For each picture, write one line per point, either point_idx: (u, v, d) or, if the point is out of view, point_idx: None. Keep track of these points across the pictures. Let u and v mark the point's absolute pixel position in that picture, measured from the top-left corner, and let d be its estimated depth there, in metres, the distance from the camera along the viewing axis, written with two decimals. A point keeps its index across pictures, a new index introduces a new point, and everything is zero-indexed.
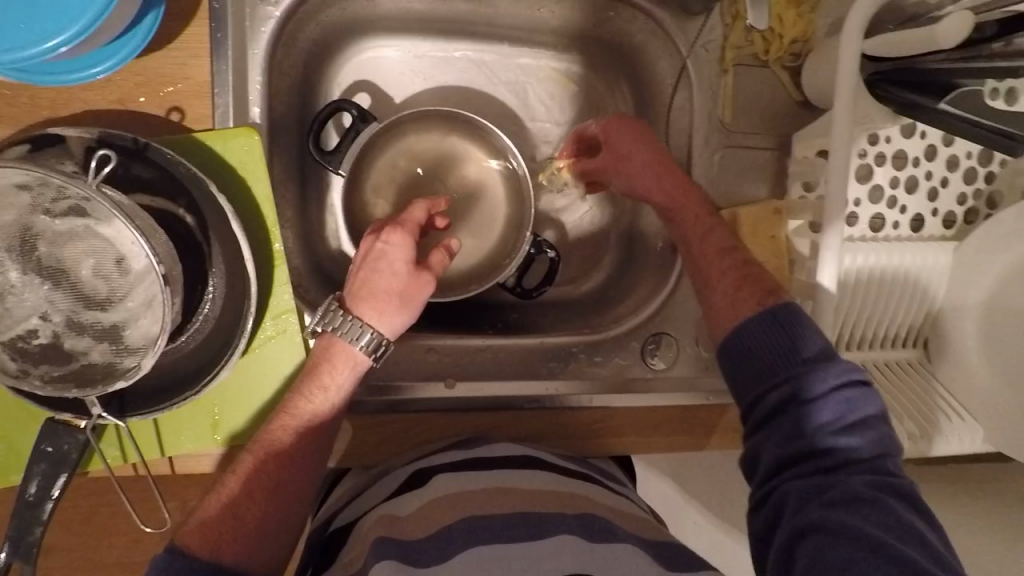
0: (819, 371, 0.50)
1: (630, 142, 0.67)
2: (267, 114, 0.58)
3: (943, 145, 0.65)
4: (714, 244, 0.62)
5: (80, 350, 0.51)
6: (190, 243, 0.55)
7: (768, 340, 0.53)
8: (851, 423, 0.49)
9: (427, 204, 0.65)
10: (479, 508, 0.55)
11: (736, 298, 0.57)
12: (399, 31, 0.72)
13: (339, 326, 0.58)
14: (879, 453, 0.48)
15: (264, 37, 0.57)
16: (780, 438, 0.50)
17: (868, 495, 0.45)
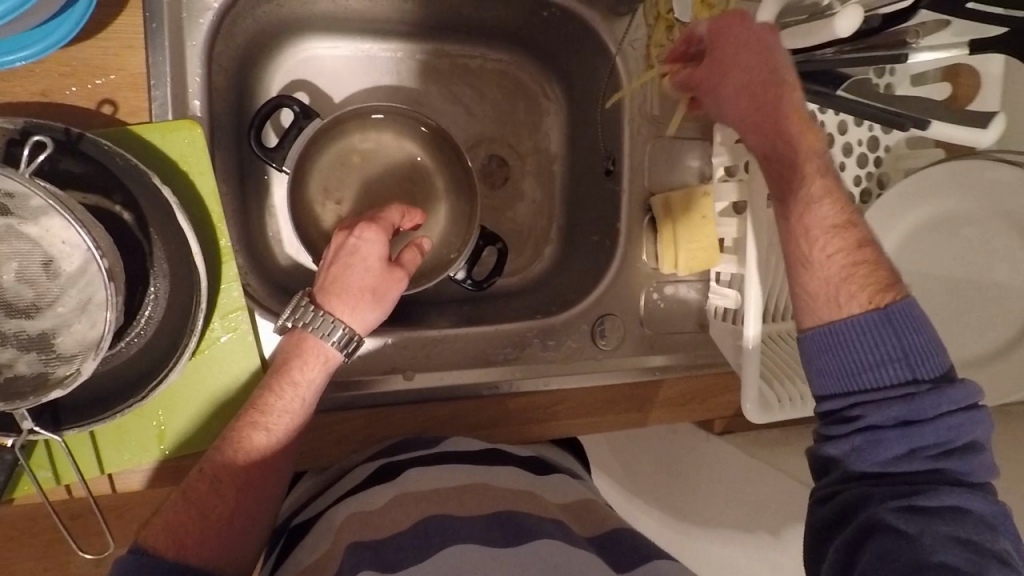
0: (930, 395, 0.47)
1: (750, 53, 0.54)
2: (209, 108, 0.55)
3: (838, 133, 0.66)
4: (817, 219, 0.52)
5: (5, 362, 0.48)
6: (130, 241, 0.51)
7: (885, 351, 0.48)
8: (955, 443, 0.47)
9: (404, 209, 0.62)
10: (453, 507, 0.53)
11: (842, 291, 0.51)
12: (334, 30, 0.70)
13: (311, 321, 0.54)
14: (979, 473, 0.47)
15: (202, 30, 0.53)
16: (878, 454, 0.47)
17: (958, 517, 0.45)
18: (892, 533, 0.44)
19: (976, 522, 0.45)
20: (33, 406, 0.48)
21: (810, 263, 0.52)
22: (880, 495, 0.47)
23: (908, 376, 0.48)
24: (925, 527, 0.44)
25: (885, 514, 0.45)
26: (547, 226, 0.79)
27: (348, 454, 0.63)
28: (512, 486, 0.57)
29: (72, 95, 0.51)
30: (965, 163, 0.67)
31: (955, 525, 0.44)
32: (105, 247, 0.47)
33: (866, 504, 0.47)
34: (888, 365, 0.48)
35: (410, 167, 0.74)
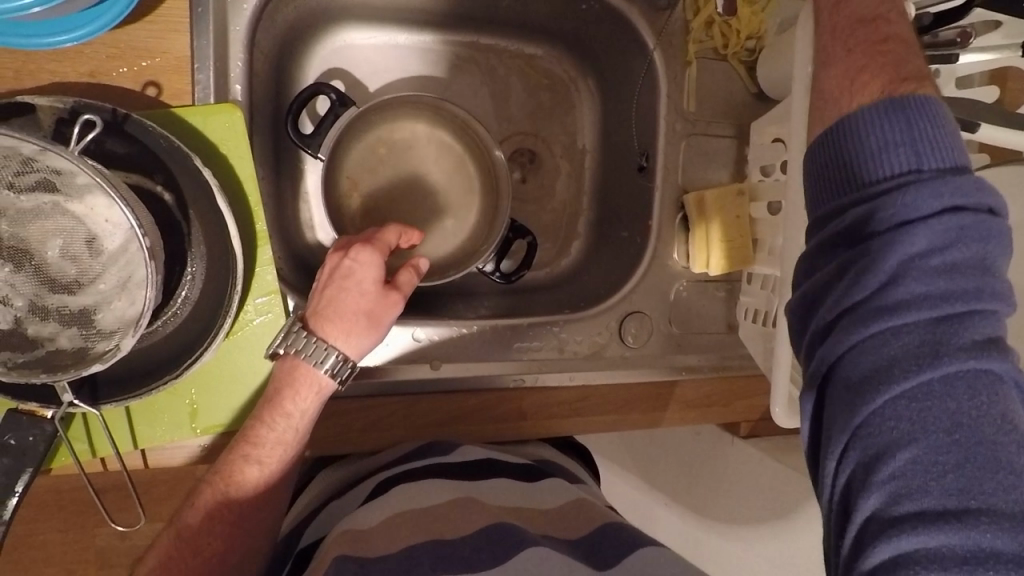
0: (930, 189, 0.38)
1: None
2: (249, 93, 0.56)
3: None
4: (845, 15, 0.47)
5: (46, 336, 0.49)
6: (170, 222, 0.52)
7: (882, 139, 0.40)
8: (963, 261, 0.37)
9: (403, 229, 0.58)
10: (444, 531, 0.54)
11: (856, 79, 0.44)
12: (373, 19, 0.71)
13: (302, 349, 0.52)
14: (991, 300, 0.37)
15: (246, 15, 0.54)
16: (871, 277, 0.38)
17: (958, 369, 0.35)
18: (873, 400, 0.36)
19: (979, 374, 0.35)
20: (73, 377, 0.49)
21: (830, 59, 0.47)
22: (867, 340, 0.38)
23: (911, 168, 0.39)
24: (912, 383, 0.36)
25: (867, 366, 0.37)
26: (577, 221, 0.78)
27: (368, 442, 0.64)
28: (506, 502, 0.58)
29: (118, 77, 0.52)
30: (1014, 171, 0.65)
31: (951, 383, 0.35)
32: (147, 227, 0.48)
33: (849, 351, 0.38)
34: (885, 157, 0.40)
35: (441, 157, 0.74)
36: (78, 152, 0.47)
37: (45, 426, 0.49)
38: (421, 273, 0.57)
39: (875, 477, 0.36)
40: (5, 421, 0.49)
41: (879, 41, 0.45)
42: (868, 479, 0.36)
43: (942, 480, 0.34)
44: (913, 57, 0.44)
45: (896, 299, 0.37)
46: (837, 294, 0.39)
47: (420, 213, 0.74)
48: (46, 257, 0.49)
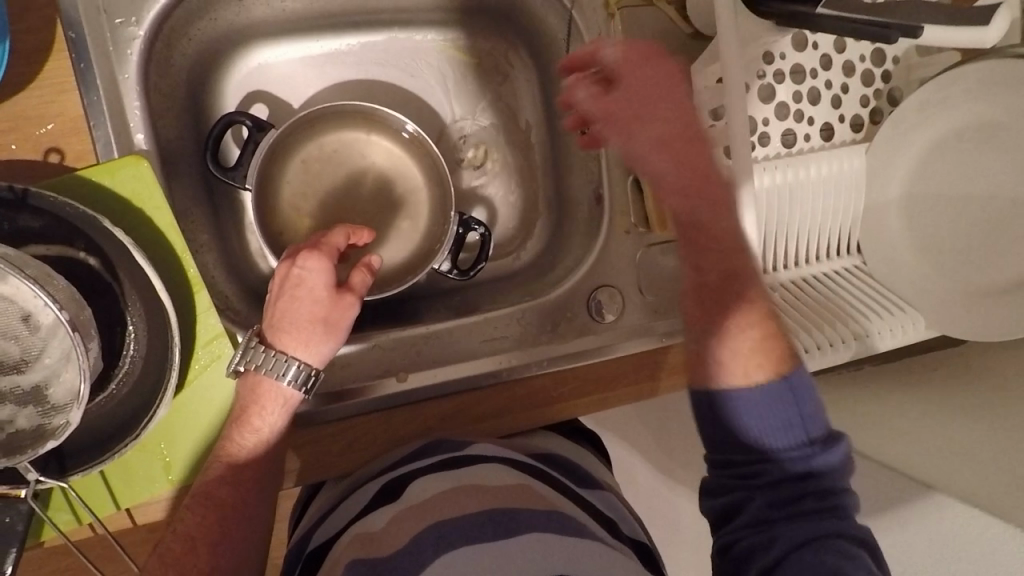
0: (814, 453, 0.45)
1: (648, 104, 0.57)
2: (154, 139, 0.54)
3: (835, 54, 0.68)
4: (699, 232, 0.54)
5: (5, 419, 0.50)
6: (100, 286, 0.51)
7: (777, 410, 0.46)
8: (829, 475, 0.46)
9: (350, 229, 0.57)
10: (453, 509, 0.50)
11: (720, 300, 0.51)
12: (282, 35, 0.68)
13: (260, 362, 0.51)
14: (852, 510, 0.45)
15: (133, 61, 0.52)
16: (761, 489, 0.46)
17: (838, 549, 0.42)
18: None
19: (855, 551, 0.42)
20: (34, 457, 0.50)
21: (692, 277, 0.53)
22: (767, 534, 0.44)
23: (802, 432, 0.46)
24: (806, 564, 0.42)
25: (773, 555, 0.43)
26: (534, 200, 0.75)
27: (353, 465, 0.62)
28: (507, 481, 0.53)
29: (17, 150, 0.51)
30: (961, 72, 0.65)
31: (833, 556, 0.42)
32: (65, 295, 0.46)
33: (760, 552, 0.44)
34: (782, 429, 0.46)
35: (382, 162, 0.72)
36: None
37: (19, 506, 0.50)
38: (374, 272, 0.56)
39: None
40: None
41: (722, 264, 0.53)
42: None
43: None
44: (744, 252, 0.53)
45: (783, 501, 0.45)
46: (740, 498, 0.46)
47: (372, 223, 0.72)
48: None
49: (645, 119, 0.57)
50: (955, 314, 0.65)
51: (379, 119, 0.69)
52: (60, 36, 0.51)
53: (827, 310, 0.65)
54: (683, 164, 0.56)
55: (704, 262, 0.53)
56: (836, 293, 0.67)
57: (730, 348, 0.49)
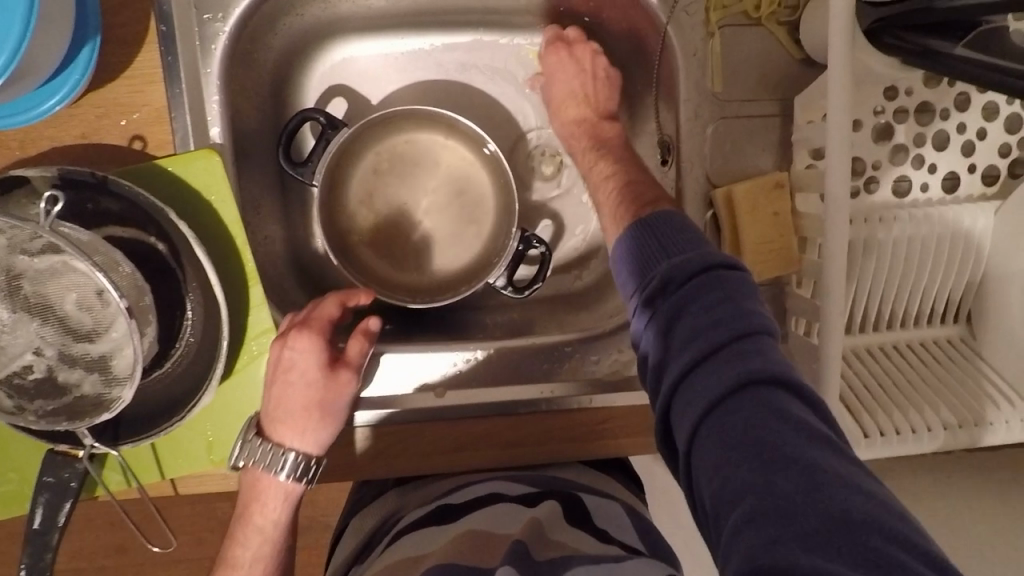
0: (682, 289, 0.42)
1: (570, 73, 0.64)
2: (229, 132, 0.56)
3: (974, 93, 0.58)
4: (608, 176, 0.58)
5: (73, 383, 0.52)
6: (164, 270, 0.53)
7: (648, 254, 0.45)
8: (721, 306, 0.40)
9: (341, 295, 0.57)
10: (454, 552, 0.48)
11: (615, 216, 0.53)
12: (368, 32, 0.67)
13: (258, 458, 0.53)
14: (747, 324, 0.39)
15: (216, 56, 0.55)
16: (651, 339, 0.43)
17: (753, 395, 0.36)
18: (686, 424, 0.38)
19: (772, 399, 0.36)
20: (93, 422, 0.53)
21: (599, 213, 0.56)
22: (682, 399, 0.39)
23: (669, 266, 0.43)
24: (719, 422, 0.36)
25: (688, 425, 0.38)
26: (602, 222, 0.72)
27: (381, 473, 0.61)
28: (522, 529, 0.51)
29: (106, 135, 0.54)
30: None
31: (747, 412, 0.36)
32: (127, 282, 0.49)
33: (668, 414, 0.40)
34: (653, 267, 0.44)
35: (453, 167, 0.70)
36: (54, 220, 0.48)
37: (77, 465, 0.54)
38: (372, 336, 0.57)
39: (728, 511, 0.33)
40: (45, 461, 0.54)
41: (625, 185, 0.55)
42: (724, 516, 0.33)
43: (777, 504, 0.32)
44: (653, 184, 0.55)
45: (691, 359, 0.39)
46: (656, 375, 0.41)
47: (435, 229, 0.71)
48: (64, 309, 0.50)
49: (559, 85, 0.65)
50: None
51: (453, 125, 0.67)
52: (152, 29, 0.53)
53: (916, 391, 0.58)
54: (602, 129, 0.63)
55: (606, 193, 0.57)
56: (931, 369, 0.60)
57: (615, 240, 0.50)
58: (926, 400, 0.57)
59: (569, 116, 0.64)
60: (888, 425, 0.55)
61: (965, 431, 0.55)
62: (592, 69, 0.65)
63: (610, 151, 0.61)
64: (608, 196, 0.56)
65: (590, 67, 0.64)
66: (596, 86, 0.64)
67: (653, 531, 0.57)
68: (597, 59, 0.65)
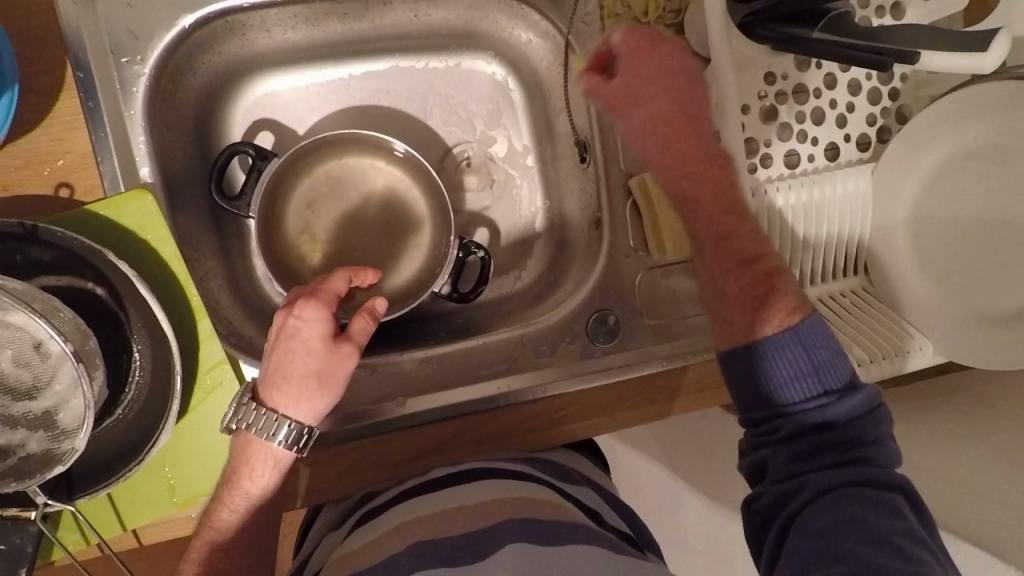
0: (834, 405, 0.46)
1: (653, 79, 0.59)
2: (160, 171, 0.56)
3: (839, 73, 0.66)
4: (728, 250, 0.54)
5: (17, 443, 0.50)
6: (106, 316, 0.53)
7: (795, 366, 0.47)
8: (861, 428, 0.46)
9: (350, 272, 0.57)
10: (435, 531, 0.51)
11: (759, 311, 0.51)
12: (286, 65, 0.69)
13: (254, 421, 0.51)
14: (881, 454, 0.45)
15: (138, 98, 0.55)
16: (782, 440, 0.47)
17: (873, 500, 0.43)
18: (801, 507, 0.44)
19: (891, 507, 0.43)
20: (43, 481, 0.50)
21: (725, 295, 0.53)
22: (797, 486, 0.45)
23: (823, 389, 0.46)
24: (837, 514, 0.43)
25: (799, 507, 0.44)
26: (534, 222, 0.76)
27: (349, 489, 0.62)
28: (508, 505, 0.53)
29: (29, 185, 0.53)
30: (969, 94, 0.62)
31: (863, 508, 0.43)
32: (70, 327, 0.49)
33: (787, 500, 0.45)
34: (799, 385, 0.47)
35: (387, 187, 0.73)
36: None
37: (30, 528, 0.51)
38: (376, 318, 0.56)
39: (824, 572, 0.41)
40: None
41: (761, 275, 0.53)
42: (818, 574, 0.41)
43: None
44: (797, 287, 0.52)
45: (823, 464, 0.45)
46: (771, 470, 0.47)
47: (377, 247, 0.73)
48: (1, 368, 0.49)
49: (640, 96, 0.59)
50: (967, 339, 0.62)
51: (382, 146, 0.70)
52: (69, 78, 0.54)
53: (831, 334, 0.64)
54: (708, 169, 0.57)
55: (736, 273, 0.53)
56: (842, 317, 0.66)
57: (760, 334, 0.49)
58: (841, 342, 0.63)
59: (658, 136, 0.58)
60: None
61: (876, 364, 0.62)
62: (681, 68, 0.59)
63: (727, 206, 0.56)
64: (742, 280, 0.53)
65: (678, 69, 0.59)
66: (661, 126, 0.58)
67: (634, 517, 0.61)
68: (650, 97, 0.59)
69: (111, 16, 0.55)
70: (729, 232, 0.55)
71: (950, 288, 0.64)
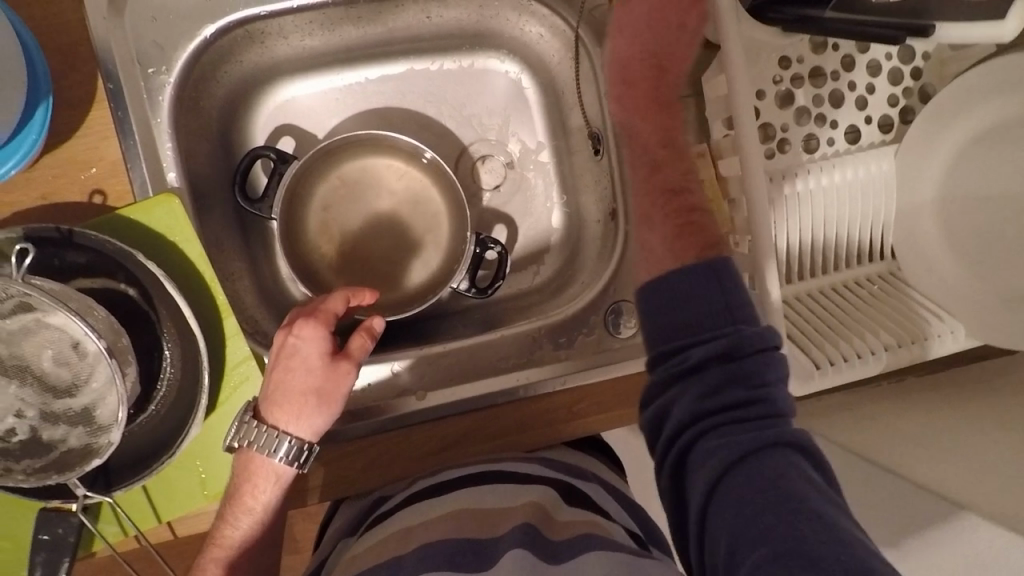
0: (730, 345, 0.46)
1: (664, 18, 0.59)
2: (185, 176, 0.59)
3: (857, 54, 0.65)
4: (659, 182, 0.57)
5: (58, 438, 0.51)
6: (137, 315, 0.55)
7: (699, 304, 0.47)
8: (758, 377, 0.45)
9: (349, 292, 0.59)
10: (446, 530, 0.51)
11: (673, 244, 0.52)
12: (306, 71, 0.71)
13: (255, 439, 0.53)
14: (778, 403, 0.45)
15: (165, 106, 0.58)
16: (686, 393, 0.46)
17: (776, 457, 0.42)
18: (714, 473, 0.43)
19: (796, 464, 0.42)
20: (83, 473, 0.52)
21: (651, 221, 0.56)
22: (705, 449, 0.44)
23: (722, 334, 0.46)
24: (745, 475, 0.42)
25: (710, 473, 0.43)
26: (550, 217, 0.76)
27: (371, 483, 0.63)
28: (524, 509, 0.53)
29: (65, 192, 0.56)
30: (994, 67, 0.61)
31: (775, 467, 0.41)
32: (104, 325, 0.51)
33: (697, 465, 0.44)
34: (696, 326, 0.47)
35: (404, 188, 0.74)
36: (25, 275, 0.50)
37: (71, 518, 0.54)
38: (374, 336, 0.58)
39: (750, 550, 0.38)
40: (37, 520, 0.54)
41: (685, 210, 0.55)
42: (743, 554, 0.39)
43: (794, 546, 0.37)
44: (715, 230, 0.53)
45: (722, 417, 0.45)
46: (676, 415, 0.46)
47: (395, 247, 0.74)
48: (40, 366, 0.50)
49: (637, 33, 0.60)
50: (993, 321, 0.60)
51: (398, 146, 0.72)
52: (100, 89, 0.57)
53: (855, 321, 0.62)
54: (660, 109, 0.59)
55: (662, 202, 0.56)
56: (870, 304, 0.64)
57: (685, 256, 0.50)
58: (867, 327, 0.61)
59: (630, 67, 0.60)
60: (838, 355, 0.59)
61: (905, 349, 0.60)
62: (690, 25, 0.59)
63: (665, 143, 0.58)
64: (669, 210, 0.55)
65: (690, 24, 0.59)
66: (634, 68, 0.60)
67: (648, 520, 0.60)
68: (638, 54, 0.60)
69: (139, 28, 0.58)
70: (660, 169, 0.58)
71: (978, 269, 0.62)
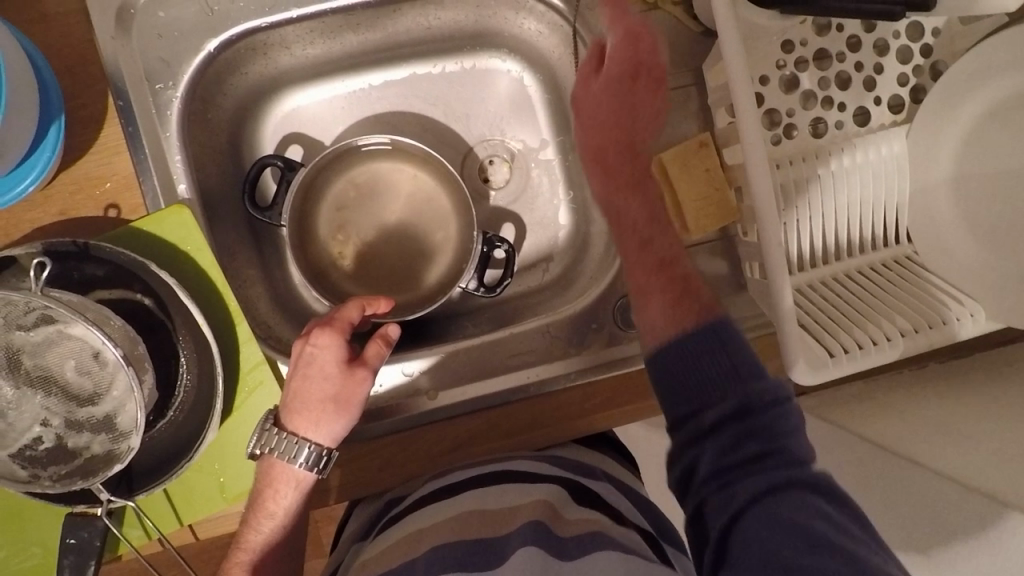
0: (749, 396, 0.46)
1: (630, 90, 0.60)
2: (195, 187, 0.61)
3: (863, 34, 0.64)
4: (652, 254, 0.57)
5: (82, 446, 0.53)
6: (153, 323, 0.57)
7: (711, 362, 0.48)
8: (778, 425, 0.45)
9: (363, 301, 0.60)
10: (454, 533, 0.51)
11: (673, 314, 0.52)
12: (310, 80, 0.72)
13: (276, 446, 0.54)
14: (799, 451, 0.45)
15: (173, 120, 0.60)
16: (705, 447, 0.46)
17: (802, 503, 0.42)
18: (738, 525, 0.43)
19: (823, 510, 0.42)
20: (106, 478, 0.54)
21: (647, 292, 0.55)
22: (728, 497, 0.44)
23: (739, 381, 0.47)
24: (772, 524, 0.42)
25: (737, 524, 0.43)
26: (556, 213, 0.76)
27: (385, 484, 0.64)
28: (534, 507, 0.53)
29: (83, 207, 0.58)
30: (1000, 41, 0.60)
31: (798, 514, 0.42)
32: (120, 334, 0.53)
33: (721, 515, 0.44)
34: (709, 381, 0.48)
35: (410, 190, 0.75)
36: (45, 288, 0.51)
37: (96, 523, 0.56)
38: (392, 342, 0.58)
39: None
40: (65, 524, 0.55)
41: (679, 278, 0.55)
42: None
43: None
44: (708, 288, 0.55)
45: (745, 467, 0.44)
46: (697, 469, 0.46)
47: (403, 249, 0.75)
48: (63, 376, 0.52)
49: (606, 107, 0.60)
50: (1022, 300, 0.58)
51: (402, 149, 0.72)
52: (111, 107, 0.59)
53: (870, 308, 0.60)
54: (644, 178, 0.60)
55: (659, 272, 0.56)
56: (887, 289, 0.62)
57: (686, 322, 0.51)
58: (883, 313, 0.59)
59: (606, 140, 0.60)
60: (852, 342, 0.57)
61: (924, 333, 0.57)
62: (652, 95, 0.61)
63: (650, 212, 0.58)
64: (663, 281, 0.55)
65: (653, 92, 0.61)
66: (609, 150, 0.60)
67: (660, 517, 0.59)
68: (607, 125, 0.60)
69: (145, 45, 0.60)
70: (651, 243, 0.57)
71: (1005, 248, 0.60)
